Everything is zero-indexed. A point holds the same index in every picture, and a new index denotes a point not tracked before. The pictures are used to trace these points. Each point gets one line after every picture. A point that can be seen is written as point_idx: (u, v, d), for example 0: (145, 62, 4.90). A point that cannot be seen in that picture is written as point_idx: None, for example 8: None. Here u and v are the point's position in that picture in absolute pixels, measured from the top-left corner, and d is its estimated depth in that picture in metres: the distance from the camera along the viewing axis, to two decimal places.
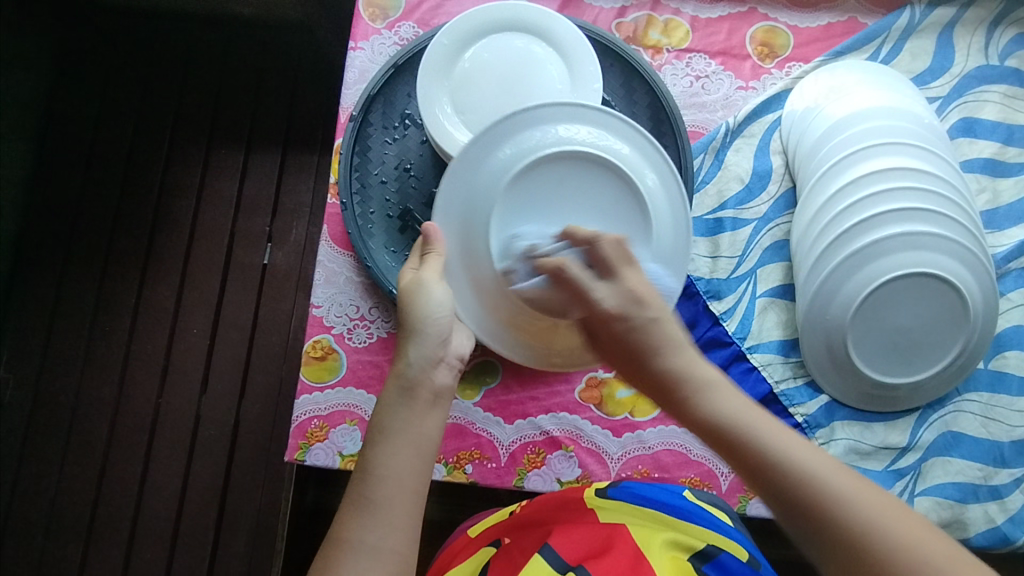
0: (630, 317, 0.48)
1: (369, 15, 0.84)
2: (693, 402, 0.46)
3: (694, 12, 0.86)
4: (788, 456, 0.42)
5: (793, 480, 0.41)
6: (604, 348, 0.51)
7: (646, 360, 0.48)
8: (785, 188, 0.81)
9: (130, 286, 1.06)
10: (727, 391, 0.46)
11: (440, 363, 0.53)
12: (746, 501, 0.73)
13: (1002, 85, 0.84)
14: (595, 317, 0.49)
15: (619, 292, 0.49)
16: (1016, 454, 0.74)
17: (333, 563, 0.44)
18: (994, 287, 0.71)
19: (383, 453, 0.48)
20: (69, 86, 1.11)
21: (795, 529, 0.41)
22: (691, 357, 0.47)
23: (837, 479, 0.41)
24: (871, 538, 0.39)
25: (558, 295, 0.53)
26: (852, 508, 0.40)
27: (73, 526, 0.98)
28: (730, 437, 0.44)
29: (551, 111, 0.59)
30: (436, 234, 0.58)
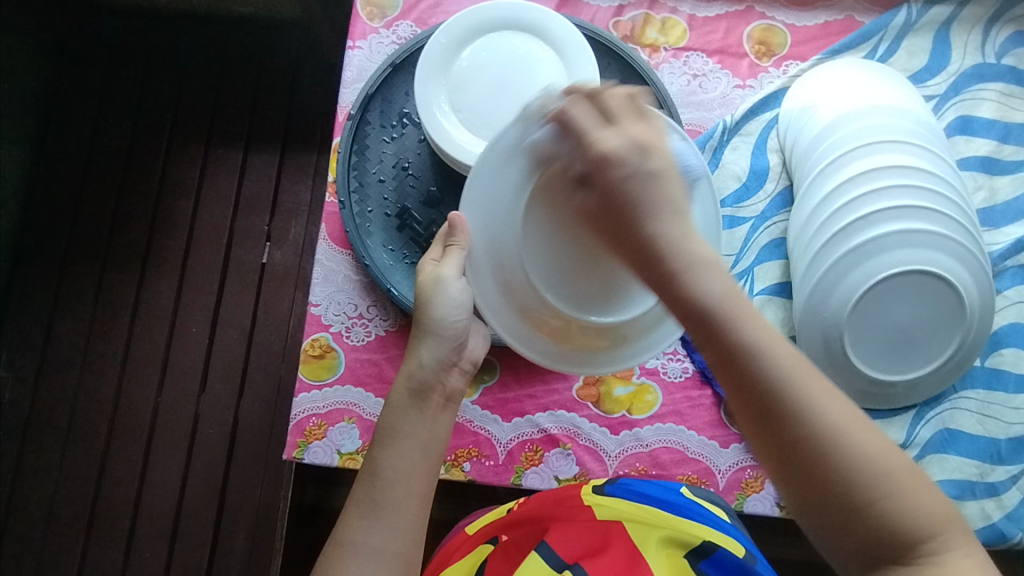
0: (630, 161, 0.45)
1: (367, 14, 0.84)
2: (684, 282, 0.42)
3: (691, 10, 0.86)
4: (767, 352, 0.41)
5: (768, 378, 0.41)
6: (597, 205, 0.46)
7: (637, 222, 0.44)
8: (782, 186, 0.81)
9: (129, 285, 1.06)
10: (721, 281, 0.43)
11: (451, 368, 0.59)
12: (743, 498, 0.73)
13: (998, 84, 0.84)
14: (600, 160, 0.46)
15: (620, 135, 0.46)
16: (1013, 451, 0.74)
17: (337, 559, 0.48)
18: (990, 284, 0.71)
19: (392, 455, 0.53)
20: (68, 86, 1.11)
21: (755, 423, 0.41)
22: (685, 230, 0.44)
23: (807, 383, 0.41)
24: (832, 443, 0.40)
25: (562, 152, 0.50)
26: (818, 412, 0.40)
27: (72, 524, 0.99)
28: (713, 322, 0.41)
29: (579, 105, 0.55)
30: (461, 225, 0.58)
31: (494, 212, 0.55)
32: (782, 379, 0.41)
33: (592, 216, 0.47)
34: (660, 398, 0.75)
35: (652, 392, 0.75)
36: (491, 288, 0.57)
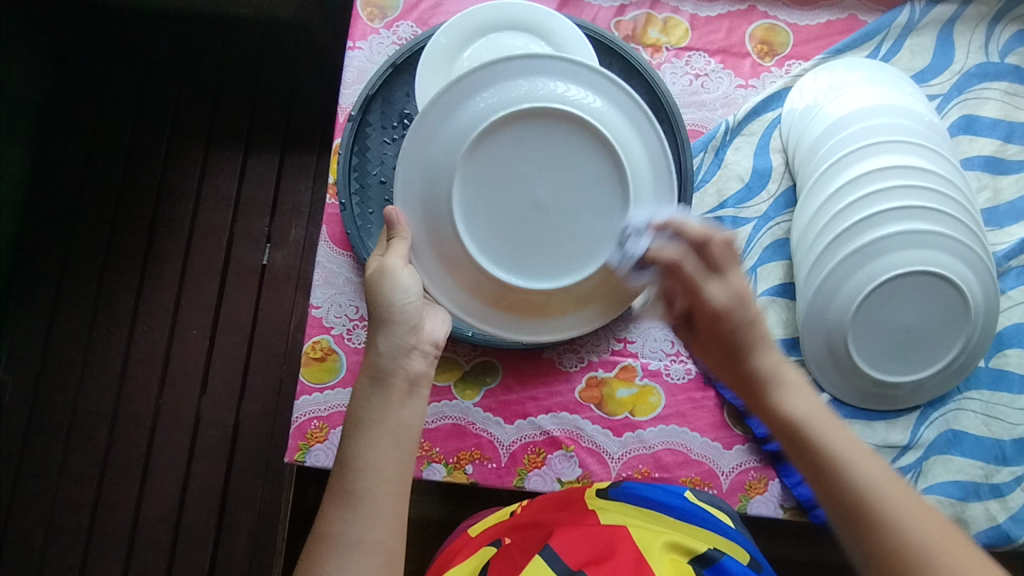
0: (732, 309, 0.53)
1: (367, 14, 0.84)
2: (774, 400, 0.49)
3: (693, 10, 0.86)
4: (850, 461, 0.44)
5: (853, 482, 0.43)
6: (703, 340, 0.55)
7: (740, 359, 0.52)
8: (785, 186, 0.81)
9: (129, 287, 1.06)
10: (779, 362, 0.52)
11: (411, 351, 0.54)
12: (747, 500, 0.73)
13: (1001, 83, 0.83)
14: (706, 315, 0.54)
15: (722, 289, 0.54)
16: (1017, 453, 0.73)
17: (320, 559, 0.45)
18: (995, 285, 0.70)
19: (362, 445, 0.48)
20: (68, 87, 1.11)
21: (845, 529, 0.43)
22: (777, 360, 0.52)
23: (889, 493, 0.42)
24: (929, 557, 0.39)
25: (669, 290, 0.57)
26: (905, 521, 0.41)
27: (73, 527, 0.98)
28: (803, 434, 0.47)
29: (498, 68, 0.61)
30: (397, 218, 0.60)
31: (434, 190, 0.61)
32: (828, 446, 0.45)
33: (701, 349, 0.56)
34: (663, 400, 0.75)
35: (656, 394, 0.75)
36: (434, 269, 0.62)
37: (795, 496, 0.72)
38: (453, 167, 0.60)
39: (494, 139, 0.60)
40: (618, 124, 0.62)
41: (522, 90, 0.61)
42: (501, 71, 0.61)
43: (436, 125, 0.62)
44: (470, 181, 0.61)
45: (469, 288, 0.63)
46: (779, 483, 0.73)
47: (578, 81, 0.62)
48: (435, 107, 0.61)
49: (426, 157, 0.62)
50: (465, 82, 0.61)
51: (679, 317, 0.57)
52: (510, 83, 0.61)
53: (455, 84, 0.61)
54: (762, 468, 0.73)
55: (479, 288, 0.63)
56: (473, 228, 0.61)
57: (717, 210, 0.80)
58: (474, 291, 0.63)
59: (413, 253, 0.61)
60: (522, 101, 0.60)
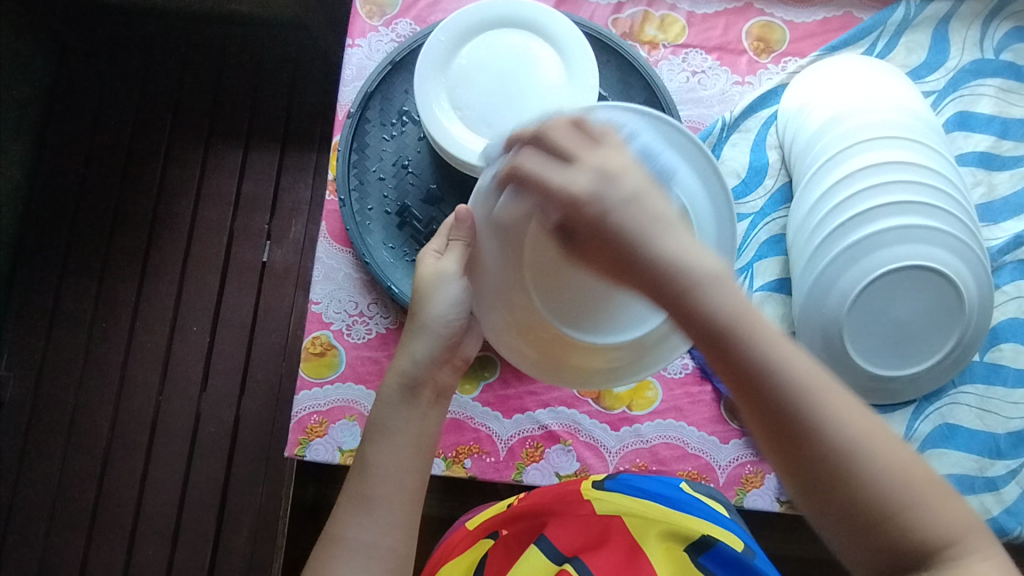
0: (606, 198, 0.42)
1: (366, 12, 0.84)
2: (699, 308, 0.40)
3: (690, 7, 0.86)
4: (783, 367, 0.40)
5: (790, 401, 0.39)
6: (584, 234, 0.43)
7: (638, 256, 0.41)
8: (781, 182, 0.81)
9: (129, 284, 1.07)
10: (684, 242, 0.41)
11: (443, 364, 0.57)
12: (743, 493, 0.73)
13: (996, 80, 0.84)
14: (573, 206, 0.43)
15: (584, 171, 0.43)
16: (1011, 446, 0.74)
17: (333, 558, 0.48)
18: (989, 280, 0.71)
19: (379, 450, 0.52)
20: (68, 86, 1.11)
21: (776, 446, 0.40)
22: (685, 241, 0.41)
23: (825, 398, 0.40)
24: (855, 462, 0.39)
25: (529, 207, 0.48)
26: (839, 430, 0.39)
27: (74, 523, 0.99)
28: (733, 347, 0.40)
29: (594, 106, 0.52)
30: (468, 221, 0.55)
31: (498, 227, 0.53)
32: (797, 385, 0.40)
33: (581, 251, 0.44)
34: (660, 395, 0.75)
35: (653, 388, 0.75)
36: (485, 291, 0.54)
37: None
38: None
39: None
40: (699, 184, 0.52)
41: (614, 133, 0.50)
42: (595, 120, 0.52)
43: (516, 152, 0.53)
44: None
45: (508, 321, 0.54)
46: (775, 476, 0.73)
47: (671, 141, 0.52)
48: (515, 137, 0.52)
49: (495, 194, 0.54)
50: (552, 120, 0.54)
51: (556, 232, 0.46)
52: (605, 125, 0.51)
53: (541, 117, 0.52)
54: (758, 462, 0.74)
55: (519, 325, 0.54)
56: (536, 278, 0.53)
57: None
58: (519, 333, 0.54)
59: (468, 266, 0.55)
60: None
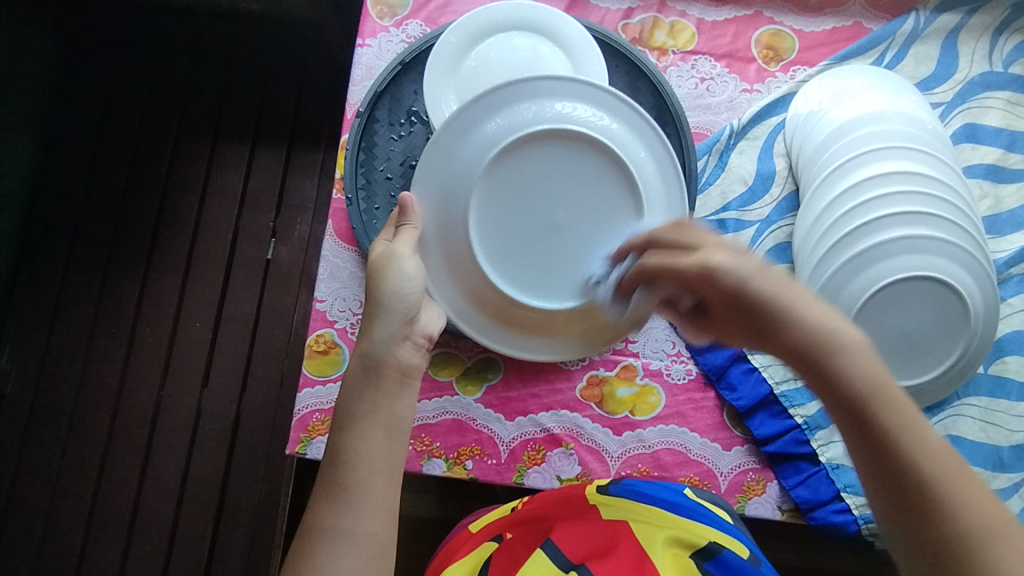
0: (740, 266, 0.45)
1: (377, 12, 0.85)
2: (836, 367, 0.42)
3: (700, 14, 0.86)
4: (891, 403, 0.41)
5: (926, 488, 0.39)
6: (719, 309, 0.47)
7: (773, 324, 0.43)
8: (788, 191, 0.81)
9: (133, 279, 1.07)
10: (828, 313, 0.44)
11: (404, 340, 0.55)
12: (745, 501, 0.73)
13: (1004, 93, 0.84)
14: (710, 282, 0.46)
15: (713, 249, 0.47)
16: (1015, 459, 0.74)
17: (312, 550, 0.45)
18: (995, 292, 0.71)
19: (352, 437, 0.49)
20: (77, 79, 1.11)
21: (898, 514, 0.40)
22: (818, 313, 0.43)
23: (987, 513, 0.39)
24: (948, 500, 0.39)
25: (653, 297, 0.54)
26: (967, 517, 0.38)
27: (73, 515, 0.99)
28: (871, 408, 0.41)
29: (541, 84, 0.61)
30: (413, 205, 0.60)
31: (450, 202, 0.60)
32: (898, 420, 0.40)
33: (721, 329, 0.48)
34: (663, 400, 0.75)
35: (656, 394, 0.75)
36: (440, 270, 0.61)
37: (794, 498, 0.72)
38: (470, 186, 0.60)
39: (512, 158, 0.60)
40: (628, 137, 0.62)
41: (551, 111, 0.60)
42: (527, 91, 0.61)
43: (462, 133, 0.61)
44: (487, 202, 0.60)
45: (471, 297, 0.62)
46: (778, 484, 0.73)
47: (604, 107, 0.62)
48: (462, 118, 0.60)
49: (443, 168, 0.61)
50: (488, 100, 0.60)
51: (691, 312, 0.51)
52: (542, 103, 0.61)
53: (482, 99, 0.61)
54: (760, 470, 0.74)
55: (482, 300, 0.62)
56: (485, 246, 0.60)
57: (719, 213, 0.81)
58: (480, 305, 0.63)
59: (422, 246, 0.61)
60: (542, 122, 0.60)
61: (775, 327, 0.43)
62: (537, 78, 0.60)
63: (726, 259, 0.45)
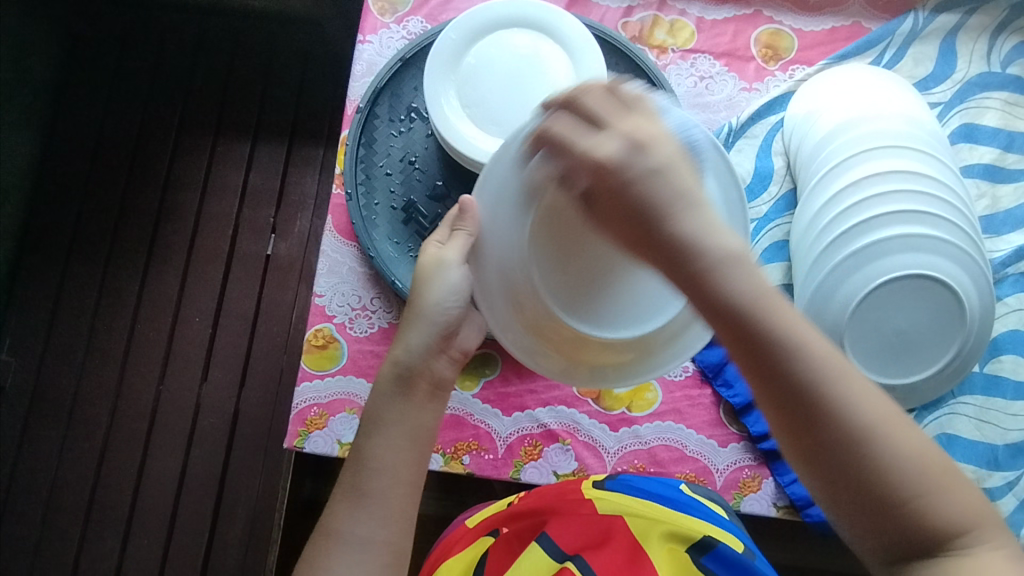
0: (632, 164, 0.43)
1: (378, 9, 0.85)
2: (716, 283, 0.42)
3: (699, 13, 0.87)
4: (777, 325, 0.41)
5: (811, 380, 0.41)
6: (607, 209, 0.45)
7: (655, 230, 0.43)
8: (786, 189, 0.82)
9: (133, 273, 1.07)
10: (704, 223, 0.43)
11: (440, 354, 0.55)
12: (740, 497, 0.73)
13: (1002, 93, 0.84)
14: (595, 172, 0.44)
15: (614, 135, 0.45)
16: (1009, 457, 0.74)
17: (329, 550, 0.49)
18: (991, 291, 0.71)
19: (378, 443, 0.51)
20: (79, 74, 1.12)
21: (788, 436, 0.42)
22: (708, 222, 0.43)
23: (866, 409, 0.41)
24: (831, 400, 0.41)
25: (556, 174, 0.48)
26: (854, 410, 0.41)
27: (71, 507, 0.99)
28: (749, 323, 0.41)
29: (640, 105, 0.51)
30: (471, 209, 0.56)
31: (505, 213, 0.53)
32: (783, 339, 0.41)
33: (606, 225, 0.45)
34: (660, 397, 0.75)
35: (652, 390, 0.75)
36: (492, 281, 0.54)
37: (789, 495, 0.72)
38: (523, 196, 0.52)
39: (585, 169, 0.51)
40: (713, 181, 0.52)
41: None
42: (609, 106, 0.52)
43: (532, 137, 0.53)
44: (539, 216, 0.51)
45: (518, 313, 0.54)
46: (773, 481, 0.73)
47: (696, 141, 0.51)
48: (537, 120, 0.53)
49: (505, 173, 0.54)
50: (568, 106, 0.52)
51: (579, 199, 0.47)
52: (623, 120, 0.52)
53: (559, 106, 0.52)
54: (756, 467, 0.74)
55: (526, 319, 0.53)
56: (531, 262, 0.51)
57: None
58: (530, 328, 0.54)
59: (474, 255, 0.56)
60: None
61: (656, 239, 0.43)
62: (625, 95, 0.51)
63: (608, 138, 0.45)
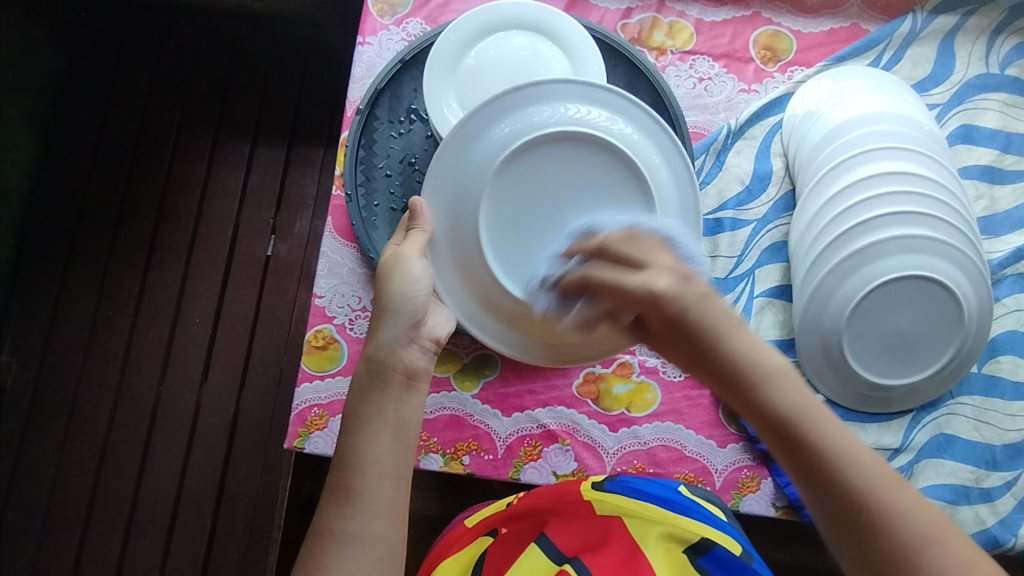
0: (685, 295, 0.43)
1: (378, 11, 0.85)
2: (762, 393, 0.42)
3: (698, 15, 0.87)
4: (839, 453, 0.40)
5: (861, 485, 0.39)
6: (657, 329, 0.45)
7: (710, 347, 0.43)
8: (785, 190, 0.82)
9: (134, 274, 1.07)
10: (757, 343, 0.43)
11: (409, 343, 0.56)
12: (739, 498, 0.73)
13: (1001, 94, 0.85)
14: (652, 300, 0.44)
15: (659, 271, 0.45)
16: (1008, 458, 0.75)
17: (322, 551, 0.46)
18: (989, 293, 0.71)
19: (362, 440, 0.50)
20: (78, 75, 1.12)
21: (835, 530, 0.40)
22: (750, 346, 0.43)
23: (927, 525, 0.38)
24: (890, 519, 0.38)
25: (600, 311, 0.50)
26: (906, 526, 0.38)
27: (72, 508, 0.99)
28: (800, 436, 0.41)
29: (567, 88, 0.60)
30: (422, 210, 0.60)
31: (453, 211, 0.60)
32: (846, 464, 0.40)
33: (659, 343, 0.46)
34: (659, 398, 0.75)
35: (652, 391, 0.76)
36: (450, 271, 0.61)
37: (788, 495, 0.73)
38: (484, 180, 0.59)
39: (529, 156, 0.59)
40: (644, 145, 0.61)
41: (568, 113, 0.59)
42: (545, 92, 0.60)
43: (476, 132, 0.60)
44: (499, 200, 0.59)
45: (481, 302, 0.61)
46: (772, 481, 0.74)
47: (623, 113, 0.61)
48: (479, 115, 0.60)
49: (456, 167, 0.60)
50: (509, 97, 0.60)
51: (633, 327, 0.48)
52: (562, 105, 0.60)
53: (503, 98, 0.60)
54: (755, 466, 0.74)
55: (495, 308, 0.61)
56: (495, 243, 0.59)
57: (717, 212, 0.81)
58: (490, 307, 0.61)
59: (432, 247, 0.61)
60: (563, 125, 0.59)
61: (712, 341, 0.43)
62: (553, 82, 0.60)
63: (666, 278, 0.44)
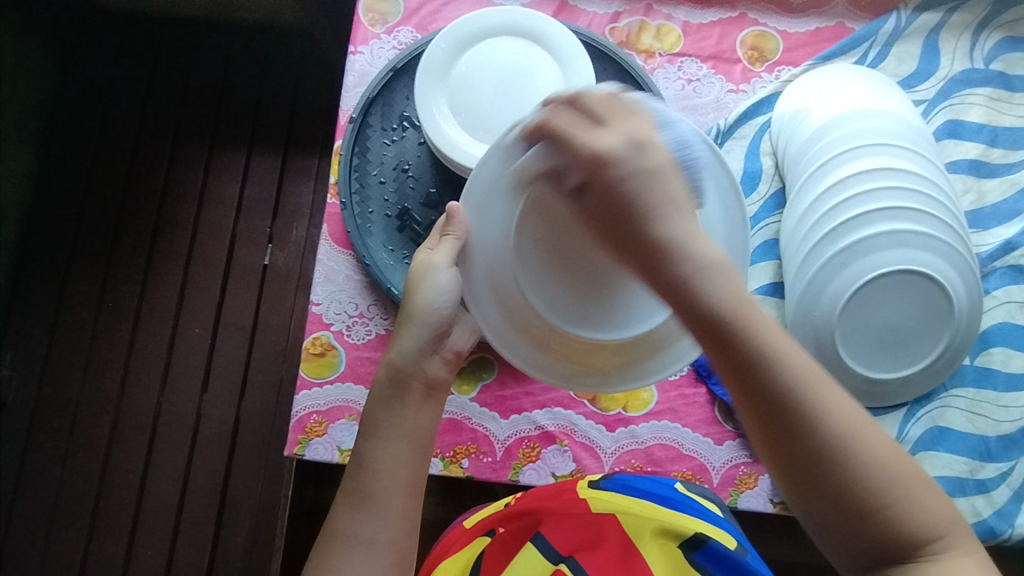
0: (632, 158, 0.44)
1: (369, 20, 0.86)
2: (696, 290, 0.42)
3: (685, 17, 0.88)
4: (774, 356, 0.41)
5: (784, 387, 0.41)
6: (597, 205, 0.45)
7: (640, 227, 0.43)
8: (775, 189, 0.83)
9: (132, 286, 1.08)
10: (688, 231, 0.43)
11: (431, 355, 0.56)
12: (737, 494, 0.74)
13: (986, 89, 0.86)
14: (591, 165, 0.45)
15: (615, 133, 0.45)
16: (1001, 449, 0.75)
17: (332, 553, 0.48)
18: (978, 286, 0.72)
19: (376, 447, 0.52)
20: (73, 91, 1.13)
21: (765, 436, 0.42)
22: (695, 228, 0.44)
23: (846, 421, 0.41)
24: (813, 416, 0.41)
25: (555, 161, 0.48)
26: (826, 424, 0.41)
27: (75, 520, 1.00)
28: (732, 338, 0.41)
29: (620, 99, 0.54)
30: (459, 215, 0.57)
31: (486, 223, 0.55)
32: (770, 362, 0.41)
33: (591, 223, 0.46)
34: (655, 396, 0.76)
35: (648, 390, 0.76)
36: (483, 286, 0.55)
37: None
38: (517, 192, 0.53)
39: None
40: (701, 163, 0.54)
41: None
42: None
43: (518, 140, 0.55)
44: None
45: (512, 321, 0.54)
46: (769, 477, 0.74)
47: None
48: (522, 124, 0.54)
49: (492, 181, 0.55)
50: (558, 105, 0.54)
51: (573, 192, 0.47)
52: None
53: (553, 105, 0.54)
54: (752, 463, 0.75)
55: (528, 330, 0.54)
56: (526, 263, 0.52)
57: None
58: (518, 327, 0.54)
59: (463, 257, 0.57)
60: None
61: (644, 235, 0.43)
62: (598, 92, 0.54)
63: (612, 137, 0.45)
